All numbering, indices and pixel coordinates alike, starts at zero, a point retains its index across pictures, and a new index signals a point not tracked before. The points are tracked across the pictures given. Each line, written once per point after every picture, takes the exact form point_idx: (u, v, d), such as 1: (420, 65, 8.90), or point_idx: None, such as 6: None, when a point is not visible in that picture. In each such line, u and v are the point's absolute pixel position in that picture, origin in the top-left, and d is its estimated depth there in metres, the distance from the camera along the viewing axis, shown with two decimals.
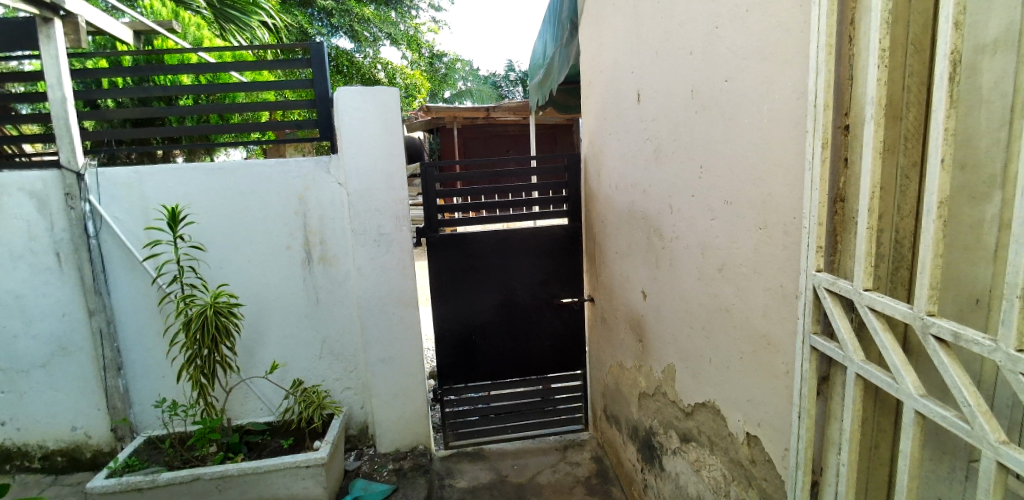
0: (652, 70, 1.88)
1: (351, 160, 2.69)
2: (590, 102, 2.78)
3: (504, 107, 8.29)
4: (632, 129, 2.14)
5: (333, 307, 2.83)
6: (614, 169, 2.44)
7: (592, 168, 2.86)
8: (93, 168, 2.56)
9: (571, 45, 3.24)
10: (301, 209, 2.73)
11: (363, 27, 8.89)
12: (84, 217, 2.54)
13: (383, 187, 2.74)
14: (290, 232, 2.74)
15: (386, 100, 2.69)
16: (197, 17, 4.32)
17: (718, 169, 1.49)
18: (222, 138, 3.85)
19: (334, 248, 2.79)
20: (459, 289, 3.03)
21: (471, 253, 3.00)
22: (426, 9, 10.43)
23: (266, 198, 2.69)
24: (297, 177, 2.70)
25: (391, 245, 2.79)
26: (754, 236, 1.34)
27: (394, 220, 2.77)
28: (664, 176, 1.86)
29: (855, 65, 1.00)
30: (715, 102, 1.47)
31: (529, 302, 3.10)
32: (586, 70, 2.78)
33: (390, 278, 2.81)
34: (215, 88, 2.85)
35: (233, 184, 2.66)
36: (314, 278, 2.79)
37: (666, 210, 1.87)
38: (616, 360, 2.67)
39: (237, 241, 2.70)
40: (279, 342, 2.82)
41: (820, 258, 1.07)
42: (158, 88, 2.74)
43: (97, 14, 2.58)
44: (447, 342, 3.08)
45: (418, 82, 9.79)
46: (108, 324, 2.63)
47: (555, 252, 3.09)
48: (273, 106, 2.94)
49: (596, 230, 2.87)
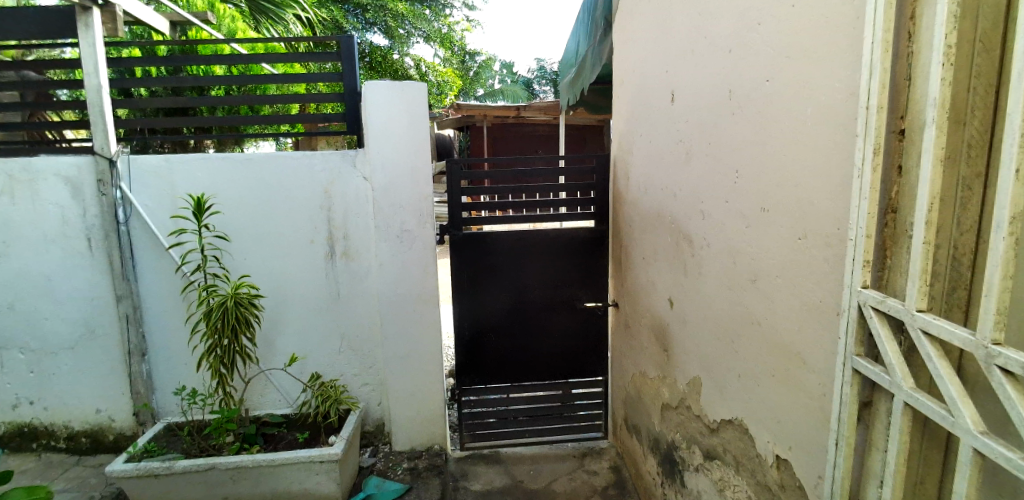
0: (686, 68, 1.80)
1: (377, 155, 2.68)
2: (620, 102, 2.69)
3: (534, 107, 8.25)
4: (663, 130, 2.06)
5: (353, 301, 2.83)
6: (643, 172, 2.36)
7: (621, 169, 2.77)
8: (126, 155, 2.63)
9: (604, 44, 3.16)
10: (326, 203, 2.73)
11: (398, 23, 8.97)
12: (115, 204, 2.61)
13: (408, 184, 2.72)
14: (315, 225, 2.74)
15: (413, 96, 2.67)
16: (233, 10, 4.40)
17: (753, 173, 1.40)
18: (254, 130, 3.91)
19: (357, 243, 2.78)
20: (480, 289, 2.99)
21: (494, 252, 2.96)
22: (460, 7, 10.45)
23: (293, 191, 2.71)
24: (323, 171, 2.71)
25: (413, 241, 2.77)
26: (791, 246, 1.25)
27: (417, 217, 2.75)
28: (696, 180, 1.77)
29: (915, 63, 0.90)
30: (753, 103, 1.38)
31: (551, 303, 3.04)
32: (618, 70, 2.70)
33: (411, 276, 2.79)
34: (246, 80, 2.90)
35: (261, 176, 2.68)
36: (336, 272, 2.79)
37: (696, 215, 1.79)
38: (639, 369, 2.58)
39: (263, 233, 2.72)
40: (299, 334, 2.83)
41: (867, 275, 0.98)
42: (191, 78, 2.83)
43: (134, 4, 2.64)
44: (466, 342, 3.04)
45: (449, 79, 9.83)
46: (135, 309, 2.70)
47: (579, 255, 3.01)
48: (302, 99, 2.95)
49: (622, 233, 2.78)
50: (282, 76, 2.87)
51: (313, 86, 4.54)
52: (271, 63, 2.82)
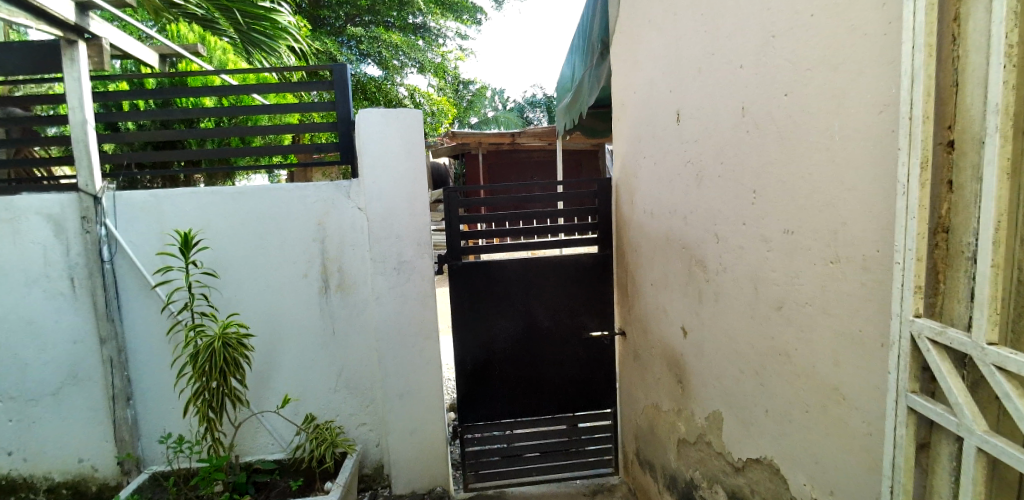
0: (693, 87, 1.74)
1: (371, 184, 2.59)
2: (621, 125, 2.65)
3: (529, 132, 8.28)
4: (670, 152, 1.99)
5: (349, 337, 2.70)
6: (649, 195, 2.29)
7: (624, 193, 2.70)
8: (110, 191, 2.53)
9: (602, 67, 3.13)
10: (320, 235, 2.63)
11: (392, 54, 9.06)
12: (99, 241, 2.51)
13: (404, 213, 2.63)
14: (307, 259, 2.63)
15: (408, 124, 2.61)
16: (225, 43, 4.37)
17: (772, 193, 1.31)
18: (246, 162, 3.84)
19: (352, 276, 2.67)
20: (481, 320, 2.86)
21: (494, 281, 2.85)
22: (453, 38, 10.57)
23: (285, 223, 2.61)
24: (316, 201, 2.62)
25: (411, 272, 2.66)
26: (821, 270, 1.15)
27: (415, 246, 2.65)
28: (708, 202, 1.69)
29: (962, 69, 0.82)
30: (771, 119, 1.31)
31: (555, 333, 2.91)
32: (618, 93, 2.65)
33: (409, 309, 2.67)
34: (237, 111, 2.83)
35: (251, 209, 2.58)
36: (331, 307, 2.67)
37: (709, 238, 1.70)
38: (651, 400, 2.45)
39: (253, 268, 2.60)
40: (291, 374, 2.69)
41: (919, 302, 0.87)
42: (180, 111, 2.76)
43: (123, 38, 2.66)
44: (467, 376, 2.90)
45: (444, 107, 9.88)
46: (119, 352, 2.56)
47: (583, 282, 2.91)
48: (294, 130, 2.88)
49: (628, 257, 2.68)
50: (273, 107, 2.80)
51: (306, 118, 4.50)
52: (262, 93, 2.75)
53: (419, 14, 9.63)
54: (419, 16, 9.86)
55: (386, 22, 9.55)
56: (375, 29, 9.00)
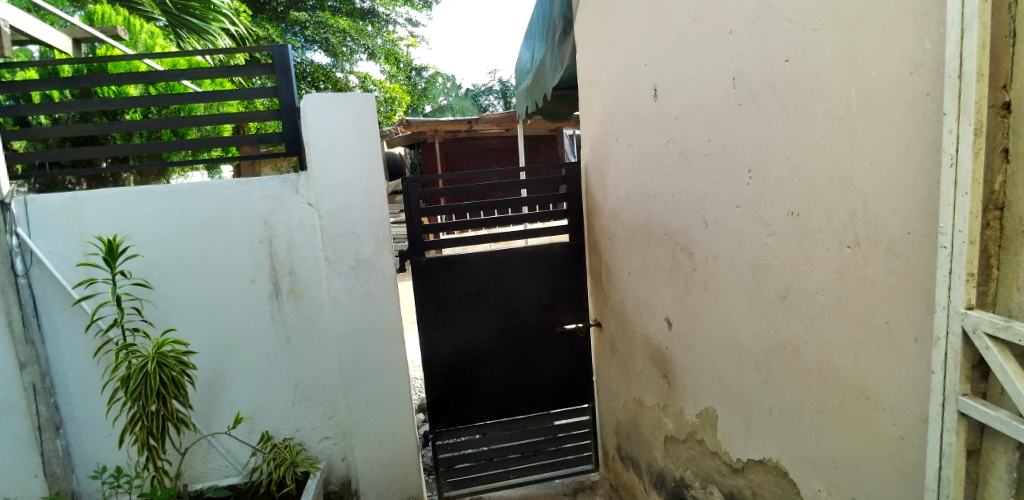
0: (673, 59, 1.61)
1: (322, 177, 2.35)
2: (590, 106, 2.51)
3: (487, 119, 8.09)
4: (647, 132, 1.86)
5: (307, 345, 2.48)
6: (624, 179, 2.16)
7: (594, 177, 2.56)
8: (21, 197, 2.19)
9: (565, 45, 2.97)
10: (267, 235, 2.38)
11: (340, 40, 8.61)
12: (10, 253, 2.16)
13: (361, 207, 2.41)
14: (255, 262, 2.39)
15: (360, 109, 2.38)
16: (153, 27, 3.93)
17: (774, 176, 1.22)
18: (180, 157, 3.49)
19: (307, 278, 2.44)
20: (452, 318, 2.69)
21: (462, 278, 2.68)
22: (404, 23, 10.16)
23: (227, 224, 2.34)
24: (261, 198, 2.37)
25: (371, 272, 2.46)
26: (835, 256, 1.08)
27: (374, 243, 2.44)
28: (694, 184, 1.58)
29: (1020, 16, 0.73)
30: (773, 89, 1.20)
31: (530, 330, 2.78)
32: (585, 71, 2.52)
33: (372, 311, 2.48)
34: (165, 99, 2.53)
35: (186, 209, 2.31)
36: (284, 314, 2.44)
37: (697, 224, 1.59)
38: (632, 395, 2.34)
39: (192, 276, 2.33)
40: (244, 389, 2.45)
41: (972, 290, 0.77)
42: (98, 102, 2.44)
43: (26, 18, 2.26)
44: (438, 380, 2.72)
45: (398, 94, 9.49)
46: (43, 377, 2.25)
47: (557, 273, 2.77)
48: (233, 119, 2.60)
49: (601, 245, 2.56)
50: (208, 93, 2.51)
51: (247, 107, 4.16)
52: (193, 78, 2.45)
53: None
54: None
55: (332, 6, 9.04)
56: (320, 13, 8.52)
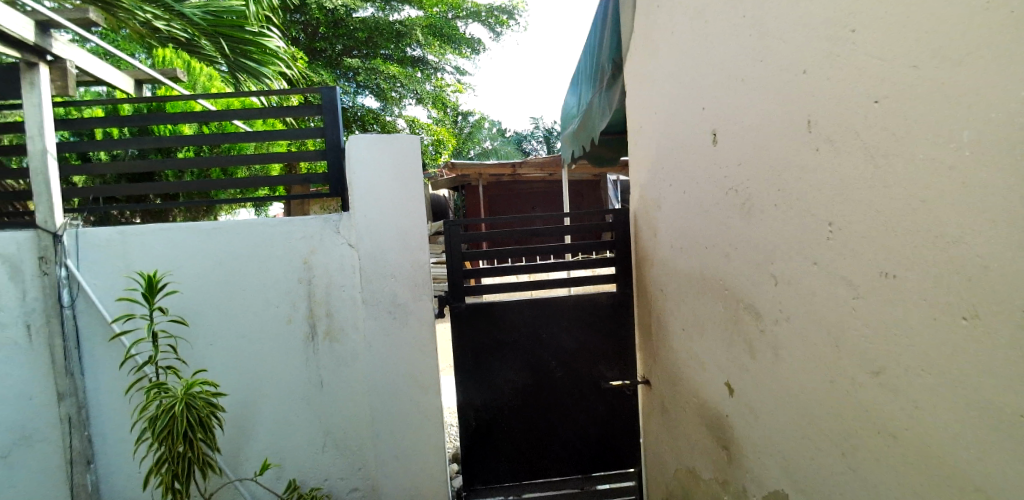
0: (735, 102, 1.51)
1: (363, 218, 2.33)
2: (639, 150, 2.42)
3: (530, 163, 8.13)
4: (704, 178, 1.74)
5: (339, 390, 2.40)
6: (676, 228, 2.02)
7: (644, 225, 2.43)
8: (74, 228, 2.26)
9: (614, 89, 2.92)
10: (306, 275, 2.36)
11: (390, 85, 8.98)
12: (58, 284, 2.22)
13: (400, 249, 2.35)
14: (292, 302, 2.36)
15: (404, 151, 2.36)
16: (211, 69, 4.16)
17: (861, 232, 1.07)
18: (227, 195, 3.60)
19: (342, 320, 2.38)
20: (489, 368, 2.55)
21: (502, 326, 2.56)
22: (451, 70, 10.54)
23: (267, 262, 2.34)
24: (302, 238, 2.36)
25: (407, 316, 2.37)
26: (946, 330, 0.91)
27: (412, 287, 2.37)
28: (760, 237, 1.43)
29: None
30: (857, 134, 1.06)
31: (571, 384, 2.60)
32: (634, 115, 2.44)
33: (406, 357, 2.38)
34: (217, 138, 2.60)
35: (230, 247, 2.32)
36: (318, 356, 2.38)
37: (763, 281, 1.43)
38: (685, 465, 2.12)
39: (230, 313, 2.32)
40: (273, 433, 2.37)
41: None
42: (153, 140, 2.54)
43: (89, 59, 2.48)
44: (472, 434, 2.57)
45: (443, 137, 9.71)
46: (79, 409, 2.24)
47: (601, 325, 2.61)
48: (280, 158, 2.65)
49: (651, 296, 2.39)
50: (257, 133, 2.57)
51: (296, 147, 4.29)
52: (244, 119, 2.52)
53: (417, 46, 9.62)
54: (417, 49, 9.83)
55: (384, 55, 9.50)
56: (372, 61, 8.96)
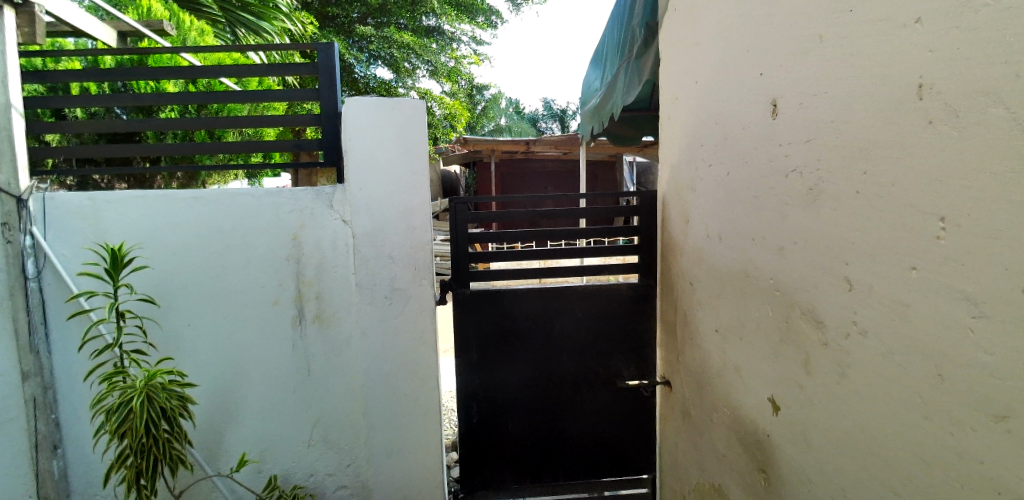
0: (809, 63, 1.21)
1: (358, 192, 2.08)
2: (673, 125, 2.12)
3: (546, 140, 7.80)
4: (757, 158, 1.46)
5: (327, 380, 2.20)
6: (715, 215, 1.74)
7: (673, 210, 2.15)
8: (40, 192, 2.04)
9: (645, 56, 2.60)
10: (294, 253, 2.13)
11: (404, 55, 8.65)
12: (21, 253, 1.98)
13: (398, 228, 2.11)
14: (280, 282, 2.14)
15: (407, 117, 2.09)
16: (204, 25, 3.92)
17: (994, 234, 0.79)
18: (216, 161, 3.39)
19: (333, 305, 2.16)
20: (492, 361, 2.32)
21: (508, 317, 2.31)
22: (468, 41, 10.14)
23: (251, 237, 2.12)
24: (290, 212, 2.12)
25: (404, 303, 2.14)
26: None
27: (411, 271, 2.14)
28: (831, 233, 1.15)
29: None
30: (999, 99, 0.77)
31: (582, 382, 2.37)
32: (669, 85, 2.14)
33: (401, 347, 2.16)
34: (201, 97, 2.35)
35: (212, 219, 2.10)
36: (307, 342, 2.18)
37: (832, 285, 1.16)
38: (709, 483, 1.88)
39: (212, 292, 2.11)
40: (255, 424, 2.18)
41: None
42: (131, 97, 2.30)
43: (68, 10, 2.23)
44: (473, 432, 2.35)
45: (458, 112, 9.18)
46: (45, 391, 2.04)
47: (619, 319, 2.36)
48: (270, 122, 2.40)
49: (678, 291, 2.13)
50: (244, 92, 2.31)
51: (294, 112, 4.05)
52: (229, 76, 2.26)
53: (433, 15, 9.24)
54: (433, 18, 9.44)
55: (399, 22, 9.12)
56: (386, 29, 8.61)
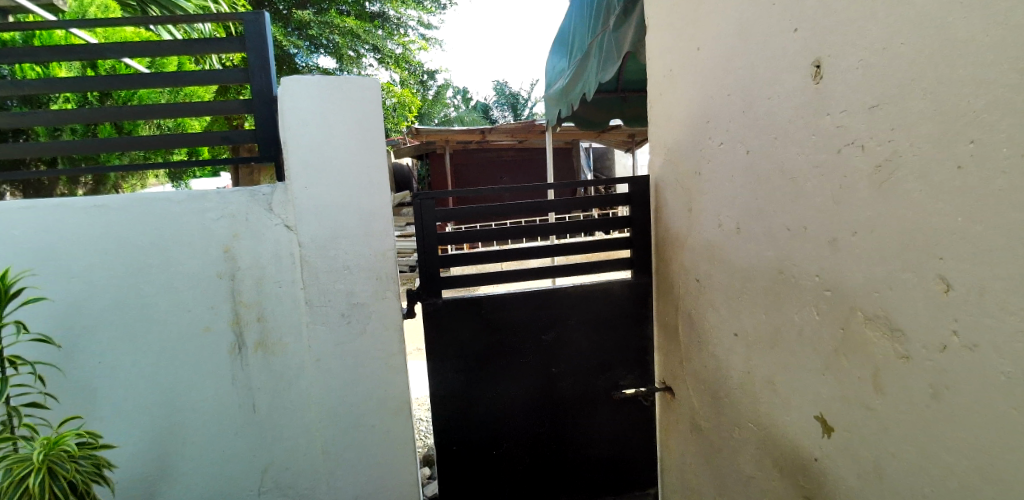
0: (877, 10, 0.98)
1: (303, 192, 1.72)
2: (667, 102, 1.88)
3: (502, 128, 7.43)
4: (796, 132, 1.23)
5: (279, 415, 1.86)
6: (733, 202, 1.51)
7: (671, 198, 1.92)
8: None
9: (624, 27, 2.34)
10: (228, 268, 1.77)
11: (347, 42, 8.10)
12: None
13: (356, 233, 1.77)
14: (212, 304, 1.78)
15: (358, 99, 1.74)
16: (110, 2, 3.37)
17: None
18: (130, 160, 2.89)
19: (280, 327, 1.82)
20: (474, 380, 2.03)
21: (490, 327, 2.02)
22: (415, 26, 9.64)
23: (173, 252, 1.74)
24: (220, 219, 1.76)
25: (367, 320, 1.82)
26: None
27: (373, 282, 1.81)
28: (917, 220, 0.93)
29: None
30: None
31: (573, 394, 2.12)
32: (662, 57, 1.89)
33: (364, 373, 1.84)
34: (100, 81, 1.91)
35: (120, 233, 1.71)
36: (249, 372, 1.83)
37: (918, 285, 0.94)
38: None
39: (126, 322, 1.73)
40: (194, 473, 1.83)
41: None
42: (7, 83, 1.84)
43: None
44: (455, 459, 2.06)
45: (409, 101, 8.73)
46: None
47: (612, 322, 2.11)
48: (190, 109, 1.98)
49: (680, 289, 1.90)
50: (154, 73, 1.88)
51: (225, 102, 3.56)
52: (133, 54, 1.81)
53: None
54: (377, 2, 8.89)
55: (339, 7, 8.48)
56: (326, 13, 8.02)
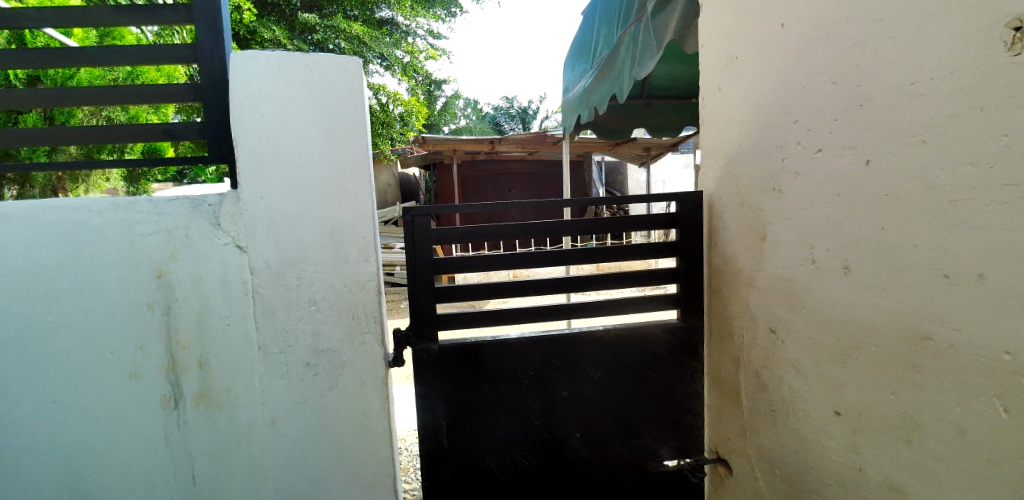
0: None
1: (260, 203, 1.33)
2: (727, 101, 1.49)
3: (511, 139, 7.05)
4: (965, 132, 0.83)
5: (220, 491, 1.42)
6: (836, 232, 1.10)
7: (731, 223, 1.50)
8: None
9: (667, 12, 1.95)
10: (161, 299, 1.35)
11: (354, 48, 7.79)
12: None
13: (328, 257, 1.38)
14: (139, 346, 1.36)
15: (333, 83, 1.35)
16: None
17: None
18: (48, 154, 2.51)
19: (227, 376, 1.40)
20: (474, 444, 1.61)
21: (496, 378, 1.61)
22: (424, 34, 9.35)
23: (86, 276, 1.32)
24: (152, 234, 1.34)
25: (341, 369, 1.42)
26: None
27: (350, 320, 1.41)
28: None
29: None
30: None
31: (599, 463, 1.68)
32: (720, 44, 1.50)
33: (336, 437, 1.43)
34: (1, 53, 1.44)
35: (17, 251, 1.28)
36: (187, 434, 1.40)
37: None
38: None
39: (24, 369, 1.31)
40: None
41: None
42: None
43: None
44: None
45: (416, 110, 8.40)
46: None
47: (651, 374, 1.69)
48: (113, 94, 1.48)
49: (742, 338, 1.49)
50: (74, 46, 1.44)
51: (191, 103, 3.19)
52: (47, 22, 1.40)
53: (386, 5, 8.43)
54: (386, 9, 8.62)
55: (347, 13, 8.20)
56: (333, 18, 7.72)
